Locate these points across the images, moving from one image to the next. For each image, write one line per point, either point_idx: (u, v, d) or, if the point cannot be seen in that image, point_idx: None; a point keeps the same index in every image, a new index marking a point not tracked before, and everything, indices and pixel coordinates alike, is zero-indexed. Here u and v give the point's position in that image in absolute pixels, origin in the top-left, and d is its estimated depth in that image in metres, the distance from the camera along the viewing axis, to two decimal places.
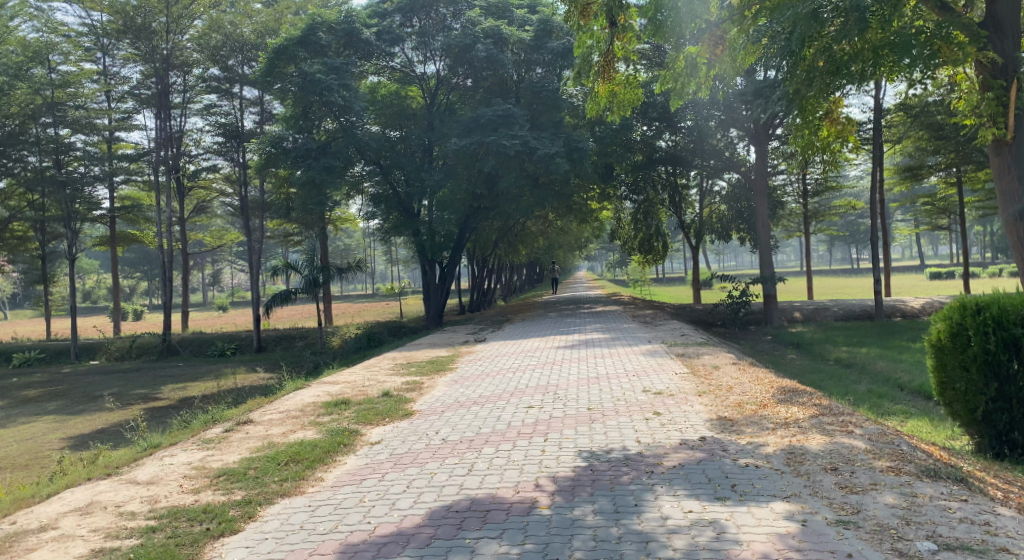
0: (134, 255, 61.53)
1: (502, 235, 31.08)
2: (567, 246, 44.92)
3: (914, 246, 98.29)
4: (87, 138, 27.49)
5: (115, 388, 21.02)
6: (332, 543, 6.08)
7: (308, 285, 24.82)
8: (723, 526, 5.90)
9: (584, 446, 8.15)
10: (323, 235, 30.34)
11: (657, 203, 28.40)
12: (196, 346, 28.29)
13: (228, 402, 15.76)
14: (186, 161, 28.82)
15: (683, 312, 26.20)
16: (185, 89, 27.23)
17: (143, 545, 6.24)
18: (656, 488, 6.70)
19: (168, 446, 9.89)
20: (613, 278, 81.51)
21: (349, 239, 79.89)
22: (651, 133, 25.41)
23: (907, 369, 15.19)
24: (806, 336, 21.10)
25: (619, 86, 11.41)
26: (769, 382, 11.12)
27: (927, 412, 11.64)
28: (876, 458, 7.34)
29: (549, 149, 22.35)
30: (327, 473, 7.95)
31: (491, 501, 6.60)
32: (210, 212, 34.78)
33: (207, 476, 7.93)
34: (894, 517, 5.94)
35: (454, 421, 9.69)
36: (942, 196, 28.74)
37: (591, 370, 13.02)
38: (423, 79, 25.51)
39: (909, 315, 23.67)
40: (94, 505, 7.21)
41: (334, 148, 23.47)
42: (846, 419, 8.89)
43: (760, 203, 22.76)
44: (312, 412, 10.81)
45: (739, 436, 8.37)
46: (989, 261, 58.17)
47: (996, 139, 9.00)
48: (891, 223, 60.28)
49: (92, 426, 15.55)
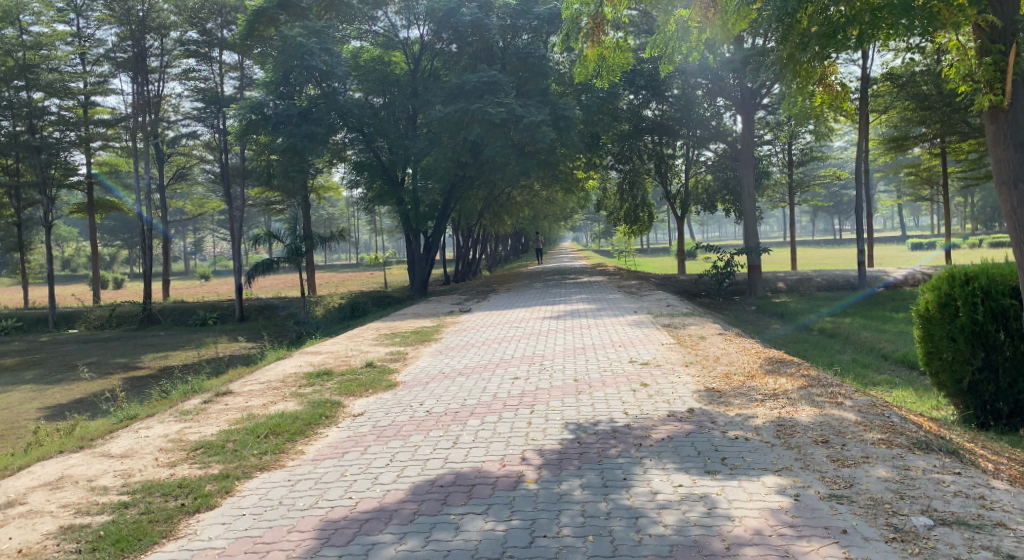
0: (115, 223, 60.79)
1: (487, 205, 30.79)
2: (552, 216, 44.69)
3: (896, 216, 99.08)
4: (62, 102, 26.84)
5: (94, 356, 20.71)
6: (313, 519, 5.88)
7: (290, 254, 24.39)
8: (714, 501, 5.75)
9: (570, 418, 7.99)
10: (305, 204, 29.97)
11: (643, 172, 28.09)
12: (177, 315, 27.94)
13: (209, 372, 15.56)
14: (164, 127, 28.12)
15: (669, 282, 26.11)
16: (162, 54, 26.62)
17: (114, 522, 6.02)
18: (645, 462, 6.56)
19: (145, 417, 9.66)
20: (598, 248, 81.51)
21: (333, 208, 79.42)
22: (638, 102, 25.66)
23: (891, 339, 15.18)
24: (789, 306, 21.13)
25: (609, 49, 11.16)
26: (757, 353, 11.04)
27: (912, 382, 11.62)
28: (866, 431, 7.21)
29: (535, 117, 22.10)
30: (307, 446, 7.76)
31: (476, 476, 6.42)
32: (189, 179, 34.24)
33: (184, 449, 7.73)
34: (887, 491, 5.81)
35: (438, 392, 9.52)
36: (926, 166, 28.72)
37: (577, 341, 12.88)
38: (406, 43, 24.98)
39: (892, 285, 23.69)
40: (65, 479, 6.99)
41: (317, 114, 22.96)
42: (835, 390, 8.78)
43: (747, 173, 22.51)
44: (293, 383, 10.59)
45: (727, 408, 8.25)
46: (970, 232, 58.68)
47: (992, 106, 8.64)
48: (875, 193, 60.49)
49: (70, 396, 15.30)
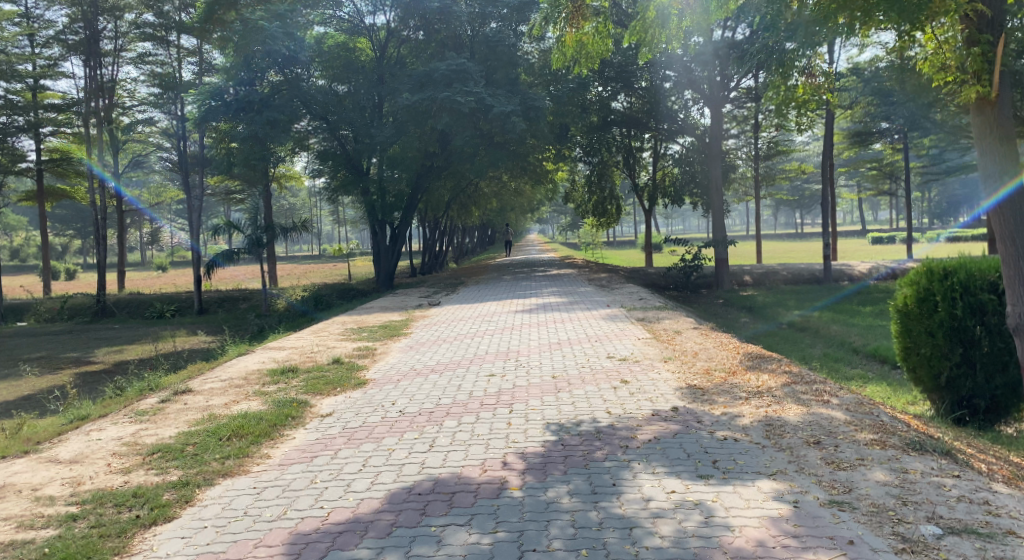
0: (66, 212, 58.98)
1: (455, 196, 30.35)
2: (518, 208, 44.24)
3: (854, 209, 100.46)
4: (10, 85, 25.85)
5: (44, 351, 19.89)
6: (281, 533, 5.44)
7: (252, 245, 23.69)
8: (710, 509, 5.44)
9: (552, 418, 7.63)
10: (267, 193, 29.24)
11: (612, 165, 27.91)
12: (133, 308, 27.09)
13: (166, 367, 14.96)
14: (119, 113, 27.26)
15: (636, 275, 25.87)
16: (117, 36, 25.76)
17: (60, 537, 5.53)
18: (633, 465, 6.22)
19: (97, 418, 9.11)
20: (564, 240, 81.44)
21: (295, 198, 78.17)
22: (607, 94, 25.07)
23: (860, 333, 15.08)
24: (757, 299, 21.05)
25: (587, 36, 10.79)
26: (735, 348, 10.79)
27: (884, 376, 11.47)
28: (858, 431, 6.92)
29: (505, 108, 21.75)
30: (273, 449, 7.31)
31: (456, 482, 6.04)
32: (146, 167, 33.21)
33: (139, 454, 7.25)
34: (888, 496, 5.56)
35: (411, 391, 9.11)
36: (888, 161, 28.49)
37: (552, 335, 12.55)
38: (373, 30, 24.43)
39: (856, 279, 23.69)
40: (7, 489, 6.55)
41: (278, 101, 22.29)
42: (819, 387, 8.52)
43: (716, 166, 22.21)
44: (257, 381, 10.12)
45: (712, 406, 7.95)
46: (927, 226, 59.50)
47: (980, 97, 8.00)
48: (838, 187, 61.09)
49: (17, 393, 14.62)
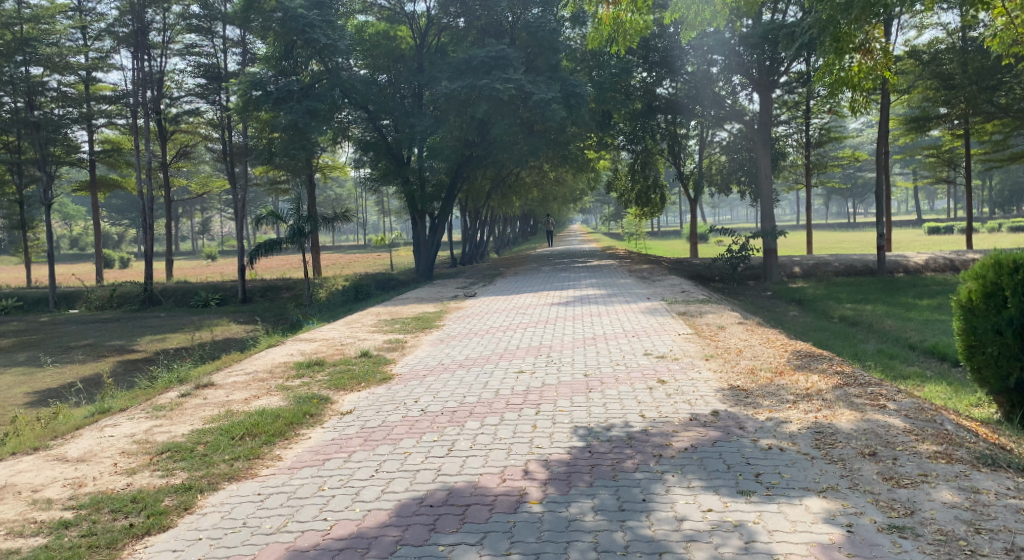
0: (121, 202, 60.43)
1: (495, 186, 29.95)
2: (561, 198, 43.57)
3: (909, 197, 97.34)
4: (63, 78, 26.11)
5: (90, 338, 20.03)
6: (278, 548, 5.06)
7: (293, 235, 23.32)
8: (752, 533, 4.92)
9: (580, 421, 7.08)
10: (309, 184, 29.17)
11: (657, 152, 27.13)
12: (178, 296, 27.19)
13: (200, 358, 14.79)
14: (167, 105, 27.27)
15: (681, 266, 25.01)
16: (165, 28, 25.80)
17: (47, 547, 5.21)
18: (666, 478, 5.66)
19: (117, 411, 8.85)
20: (608, 231, 80.65)
21: (339, 189, 78.76)
22: (652, 80, 24.13)
23: (917, 327, 14.19)
24: (806, 292, 20.16)
25: (625, 13, 10.17)
26: (782, 345, 10.10)
27: (943, 375, 10.63)
28: (920, 441, 6.22)
29: (544, 94, 21.09)
30: (287, 450, 6.91)
31: (471, 493, 5.56)
32: (192, 158, 33.48)
33: (148, 453, 6.91)
34: (957, 522, 4.96)
35: (436, 388, 8.65)
36: (948, 147, 26.98)
37: (587, 330, 11.99)
38: (413, 17, 24.04)
39: (913, 271, 22.59)
40: (7, 489, 6.29)
41: (319, 90, 22.06)
42: (874, 391, 7.77)
43: (764, 154, 21.22)
44: (281, 375, 9.77)
45: (756, 411, 7.31)
46: (988, 217, 57.23)
47: None
48: (893, 175, 59.11)
49: (58, 381, 14.60)
